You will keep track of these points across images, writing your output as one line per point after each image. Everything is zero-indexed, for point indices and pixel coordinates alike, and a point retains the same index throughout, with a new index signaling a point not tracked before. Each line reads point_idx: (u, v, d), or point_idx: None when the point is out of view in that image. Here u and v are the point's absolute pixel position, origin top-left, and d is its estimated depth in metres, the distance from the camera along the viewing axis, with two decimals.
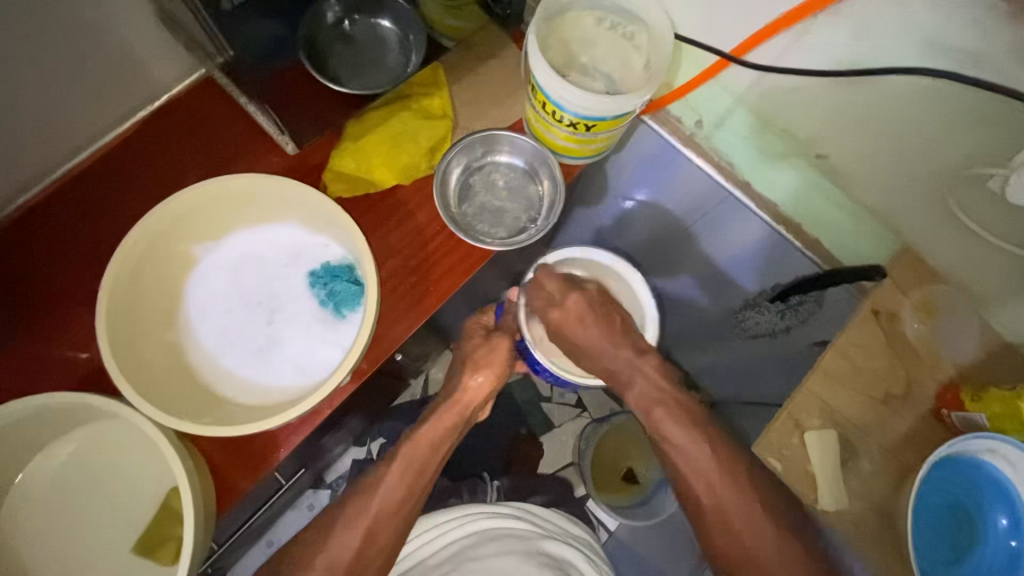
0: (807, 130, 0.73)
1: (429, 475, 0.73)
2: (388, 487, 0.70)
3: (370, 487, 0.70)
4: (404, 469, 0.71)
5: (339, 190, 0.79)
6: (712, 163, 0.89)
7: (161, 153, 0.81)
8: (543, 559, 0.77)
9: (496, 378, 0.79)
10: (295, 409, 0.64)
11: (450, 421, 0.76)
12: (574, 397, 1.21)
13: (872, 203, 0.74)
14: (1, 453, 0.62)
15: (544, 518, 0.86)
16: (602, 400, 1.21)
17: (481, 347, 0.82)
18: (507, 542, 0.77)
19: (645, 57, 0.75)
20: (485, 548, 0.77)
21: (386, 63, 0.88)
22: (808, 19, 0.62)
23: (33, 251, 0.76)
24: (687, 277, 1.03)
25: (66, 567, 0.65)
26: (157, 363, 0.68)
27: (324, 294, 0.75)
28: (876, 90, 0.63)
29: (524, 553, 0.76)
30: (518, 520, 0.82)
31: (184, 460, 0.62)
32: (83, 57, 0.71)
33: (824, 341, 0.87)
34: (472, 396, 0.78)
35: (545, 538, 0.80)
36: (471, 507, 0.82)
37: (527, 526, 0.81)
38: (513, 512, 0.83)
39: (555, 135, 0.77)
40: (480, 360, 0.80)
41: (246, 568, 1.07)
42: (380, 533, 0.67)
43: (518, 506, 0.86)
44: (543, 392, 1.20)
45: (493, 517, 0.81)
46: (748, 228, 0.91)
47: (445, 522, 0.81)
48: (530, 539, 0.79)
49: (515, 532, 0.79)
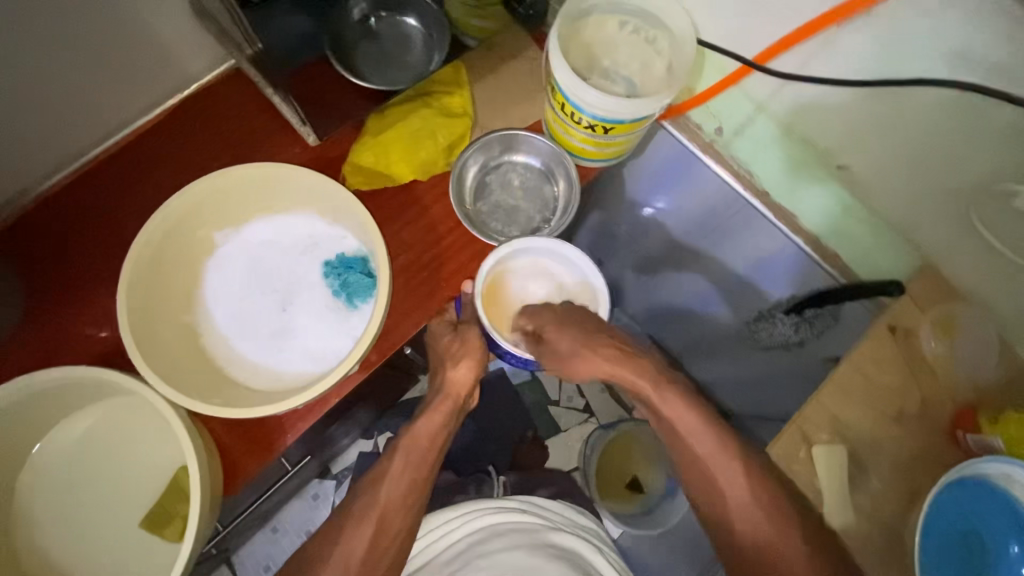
0: (828, 143, 0.72)
1: (432, 461, 0.73)
2: (393, 474, 0.70)
3: (379, 474, 0.71)
4: (406, 457, 0.72)
5: (355, 183, 0.80)
6: (731, 171, 0.87)
7: (187, 140, 0.83)
8: (550, 551, 0.77)
9: (479, 366, 0.75)
10: (303, 396, 0.65)
11: (442, 413, 0.74)
12: (581, 401, 1.21)
13: (892, 218, 0.72)
14: (21, 425, 0.64)
15: (549, 509, 0.86)
16: (610, 406, 1.21)
17: (450, 339, 0.76)
18: (513, 537, 0.77)
19: (666, 61, 0.75)
20: (493, 543, 0.77)
21: (410, 62, 0.86)
22: (832, 27, 0.61)
23: (61, 231, 0.78)
24: (700, 278, 1.02)
25: (79, 539, 0.67)
26: (173, 343, 0.70)
27: (338, 284, 0.76)
28: (900, 104, 0.62)
29: (533, 546, 0.76)
30: (523, 514, 0.81)
31: (194, 438, 0.64)
32: (119, 45, 0.74)
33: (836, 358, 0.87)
34: (457, 386, 0.75)
35: (551, 530, 0.81)
36: (480, 504, 0.82)
37: (534, 520, 0.81)
38: (520, 505, 0.83)
39: (572, 137, 0.78)
40: (457, 353, 0.75)
41: (251, 553, 1.09)
42: (393, 515, 0.68)
43: (524, 499, 0.86)
44: (551, 395, 1.21)
45: (499, 513, 0.81)
46: (765, 239, 0.90)
47: (454, 519, 0.81)
48: (537, 531, 0.79)
49: (521, 526, 0.80)
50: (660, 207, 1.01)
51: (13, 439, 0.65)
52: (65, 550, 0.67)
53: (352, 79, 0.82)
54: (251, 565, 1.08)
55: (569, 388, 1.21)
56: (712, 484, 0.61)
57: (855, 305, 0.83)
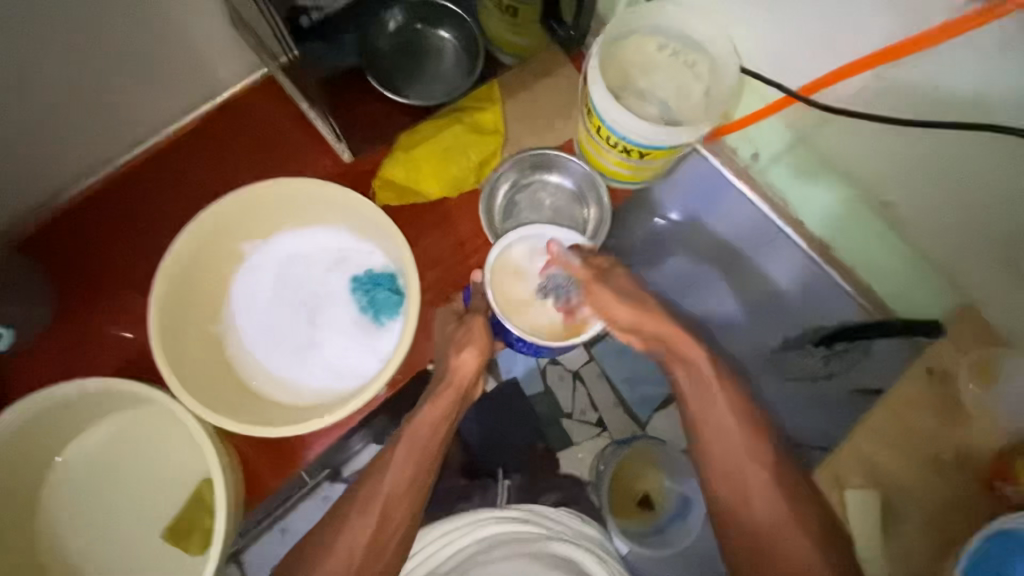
0: (870, 176, 0.70)
1: (436, 452, 0.69)
2: (394, 468, 0.67)
3: (380, 467, 0.68)
4: (410, 448, 0.68)
5: (386, 199, 0.80)
6: (763, 195, 0.86)
7: (219, 148, 0.83)
8: (548, 560, 0.75)
9: (486, 351, 0.72)
10: (327, 418, 0.65)
11: (446, 402, 0.70)
12: (594, 415, 1.12)
13: (933, 254, 0.70)
14: (47, 431, 0.65)
15: (552, 517, 0.82)
16: (623, 420, 1.12)
17: (456, 329, 0.75)
18: (513, 548, 0.76)
19: (705, 86, 0.74)
20: (491, 554, 0.76)
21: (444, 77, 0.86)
22: (882, 66, 0.59)
23: (92, 235, 0.79)
24: (728, 298, 0.95)
25: (99, 546, 0.67)
26: (201, 356, 0.70)
27: (365, 300, 0.75)
28: (952, 143, 0.59)
29: (531, 556, 0.75)
30: (523, 524, 0.78)
31: (219, 454, 0.64)
32: (154, 52, 0.73)
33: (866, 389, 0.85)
34: (461, 374, 0.72)
35: (551, 540, 0.77)
36: (481, 513, 0.79)
37: (534, 530, 0.78)
38: (523, 515, 0.80)
39: (606, 159, 0.77)
40: (460, 340, 0.73)
41: None
42: (394, 509, 0.66)
43: (528, 508, 0.82)
44: (564, 407, 1.11)
45: (499, 523, 0.78)
46: (796, 267, 0.88)
47: (457, 527, 0.79)
48: (535, 542, 0.77)
49: (520, 536, 0.77)
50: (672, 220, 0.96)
51: (39, 445, 0.65)
52: (87, 556, 0.67)
53: (387, 92, 0.82)
54: None
55: (582, 401, 1.12)
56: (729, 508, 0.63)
57: (890, 342, 0.81)
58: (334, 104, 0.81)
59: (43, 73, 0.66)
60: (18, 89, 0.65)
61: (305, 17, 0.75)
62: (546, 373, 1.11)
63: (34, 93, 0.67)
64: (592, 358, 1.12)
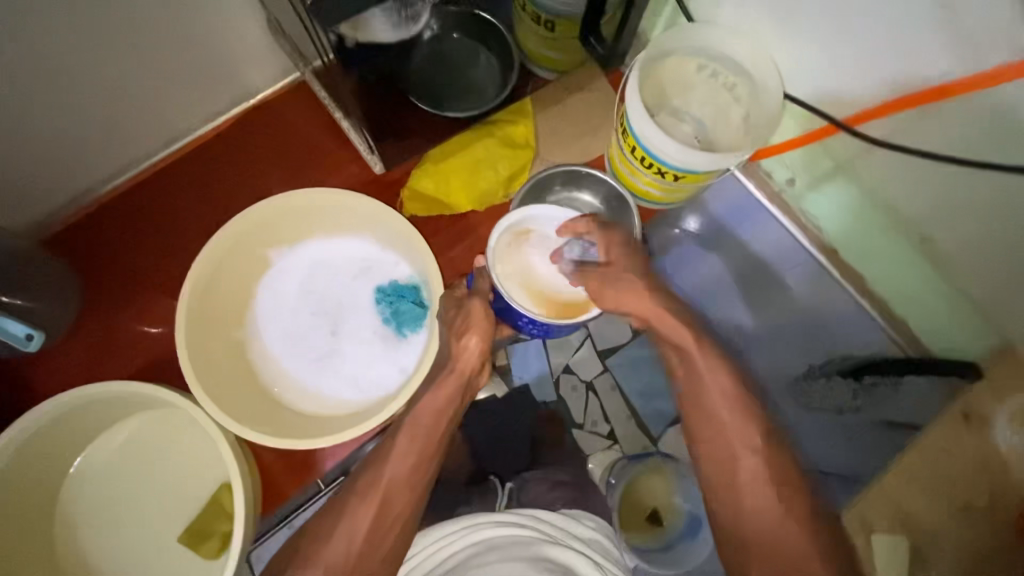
0: (911, 211, 0.67)
1: (440, 442, 0.65)
2: (395, 457, 0.63)
3: (381, 456, 0.64)
4: (412, 436, 0.64)
5: (414, 210, 0.81)
6: (799, 223, 0.85)
7: (252, 152, 0.83)
8: (544, 565, 0.69)
9: (489, 336, 0.67)
10: (348, 433, 0.65)
11: (448, 388, 0.66)
12: (606, 427, 1.04)
13: (974, 295, 0.68)
14: (70, 430, 0.65)
15: (548, 521, 0.76)
16: (635, 434, 1.03)
17: (455, 315, 0.68)
18: (509, 551, 0.70)
19: (744, 109, 0.74)
20: (485, 557, 0.70)
21: (483, 94, 0.84)
22: (933, 103, 0.57)
23: (123, 234, 0.80)
24: (750, 316, 0.90)
25: (117, 545, 0.68)
26: (226, 362, 0.70)
27: (388, 312, 0.75)
28: (1002, 185, 0.57)
29: (527, 560, 0.69)
30: (521, 528, 0.73)
31: (239, 462, 0.64)
32: (189, 55, 0.73)
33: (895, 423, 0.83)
34: (466, 361, 0.67)
35: (548, 545, 0.72)
36: (476, 517, 0.74)
37: (533, 534, 0.74)
38: (519, 520, 0.74)
39: (638, 179, 0.75)
40: (460, 327, 0.68)
41: None
42: (394, 499, 0.61)
43: (524, 512, 0.76)
44: (575, 418, 1.04)
45: (494, 525, 0.74)
46: (825, 295, 0.85)
47: (454, 531, 0.75)
48: (533, 544, 0.72)
49: (519, 539, 0.72)
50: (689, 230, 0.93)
51: (63, 443, 0.66)
52: (104, 555, 0.68)
53: (426, 109, 0.81)
54: None
55: (595, 412, 1.04)
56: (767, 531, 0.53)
57: (921, 380, 0.80)
58: (371, 120, 0.79)
59: (84, 76, 0.66)
60: (59, 90, 0.66)
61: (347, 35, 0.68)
62: (558, 382, 1.03)
63: (68, 93, 0.67)
64: (609, 368, 1.04)
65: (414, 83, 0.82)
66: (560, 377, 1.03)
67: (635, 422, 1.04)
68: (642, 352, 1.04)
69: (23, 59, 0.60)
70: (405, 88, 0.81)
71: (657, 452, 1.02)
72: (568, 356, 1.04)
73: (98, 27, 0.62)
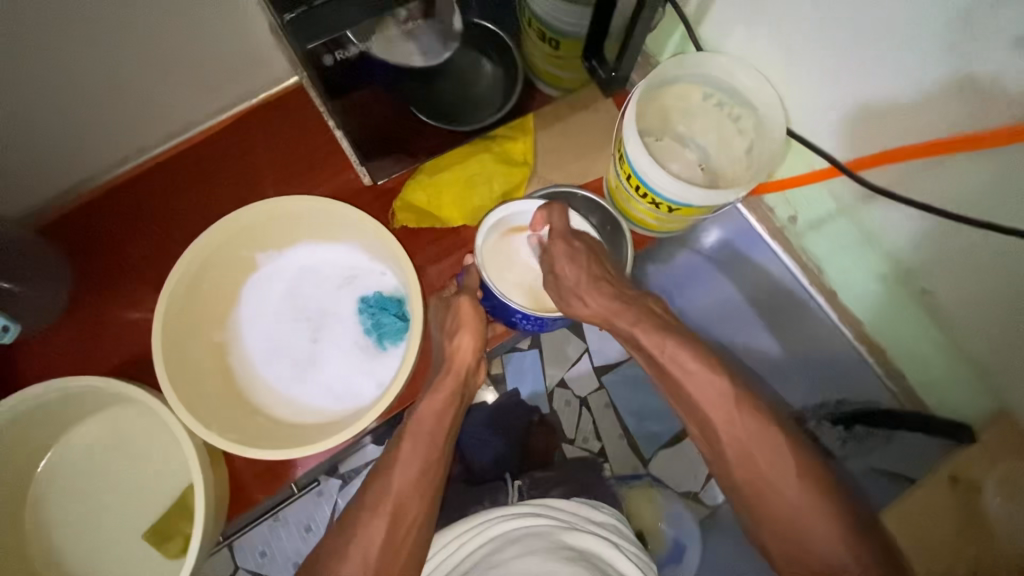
0: (915, 261, 0.65)
1: (442, 442, 0.64)
2: (402, 458, 0.61)
3: (386, 466, 0.62)
4: (415, 440, 0.63)
5: (403, 220, 0.80)
6: (800, 262, 0.82)
7: (250, 152, 0.83)
8: (568, 553, 0.54)
9: (480, 334, 0.71)
10: (316, 446, 0.63)
11: (447, 389, 0.68)
12: (597, 445, 1.02)
13: (975, 355, 0.64)
14: (44, 422, 0.66)
15: (560, 509, 0.64)
16: (624, 455, 1.01)
17: (445, 315, 0.73)
18: (527, 544, 0.56)
19: (749, 142, 0.71)
20: (503, 553, 0.56)
21: (479, 107, 0.76)
22: (937, 157, 0.55)
23: (116, 225, 0.80)
24: (743, 351, 0.89)
25: (87, 533, 0.70)
26: (203, 364, 0.70)
27: (370, 323, 0.74)
28: (1010, 245, 0.54)
29: (546, 550, 0.54)
30: (536, 517, 0.60)
31: (203, 463, 0.64)
32: (193, 54, 0.73)
33: (890, 475, 0.78)
34: (460, 360, 0.70)
35: (567, 532, 0.58)
36: (487, 513, 0.63)
37: (549, 522, 0.59)
38: (534, 509, 0.62)
39: (634, 207, 0.74)
40: (453, 325, 0.72)
41: (248, 539, 0.91)
42: (408, 505, 0.59)
43: (539, 501, 0.64)
44: (566, 433, 1.02)
45: (504, 519, 0.60)
46: (822, 338, 0.83)
47: (468, 531, 0.63)
48: (552, 534, 0.57)
49: (535, 530, 0.58)
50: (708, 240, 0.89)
51: (38, 433, 0.67)
52: (72, 542, 0.69)
53: (430, 122, 0.74)
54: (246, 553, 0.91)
55: (586, 428, 1.02)
56: (812, 559, 0.48)
57: (915, 436, 0.76)
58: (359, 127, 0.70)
59: (87, 73, 0.67)
60: (62, 86, 0.66)
61: (333, 54, 0.50)
62: (552, 396, 1.02)
63: (71, 87, 0.67)
64: (604, 386, 1.03)
65: (416, 93, 0.68)
66: (554, 391, 1.01)
67: (625, 442, 1.02)
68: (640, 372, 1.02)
69: (29, 55, 0.61)
70: (407, 97, 0.68)
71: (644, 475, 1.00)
72: (564, 370, 1.02)
73: (104, 28, 0.63)
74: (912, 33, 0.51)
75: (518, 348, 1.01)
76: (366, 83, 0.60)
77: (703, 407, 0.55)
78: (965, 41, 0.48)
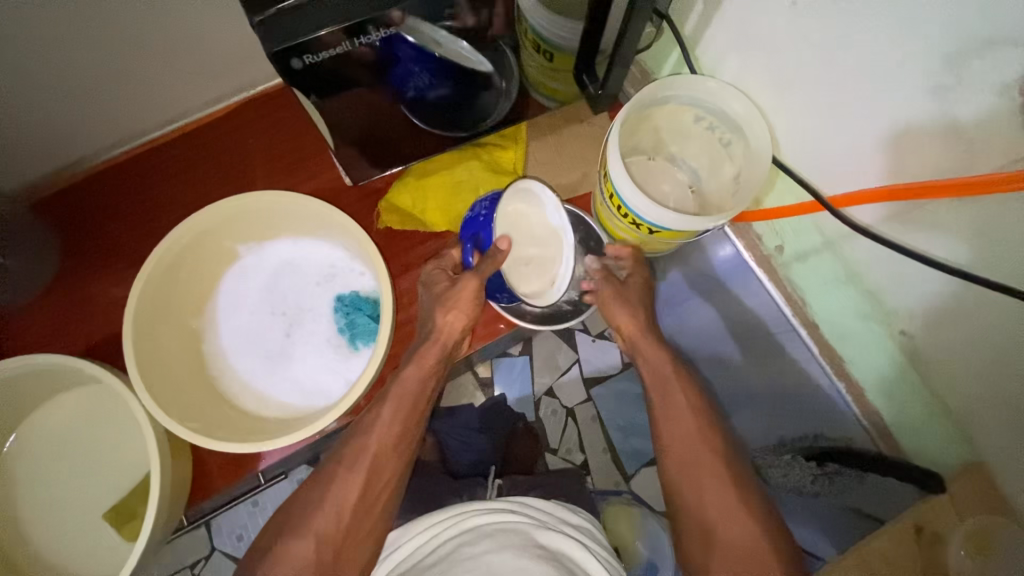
0: (896, 303, 0.63)
1: (422, 407, 0.70)
2: (384, 419, 0.67)
3: (366, 426, 0.67)
4: (397, 406, 0.68)
5: (388, 222, 0.81)
6: (785, 292, 0.80)
7: (243, 143, 0.84)
8: (538, 552, 0.51)
9: (471, 311, 0.70)
10: (276, 442, 0.63)
11: (431, 357, 0.71)
12: (580, 457, 0.97)
13: (952, 406, 0.63)
14: (17, 396, 0.70)
15: (534, 507, 0.60)
16: (606, 468, 0.97)
17: (443, 287, 0.72)
18: (499, 539, 0.52)
19: (737, 168, 0.70)
20: (474, 546, 0.52)
21: (481, 114, 0.74)
22: (923, 200, 0.54)
23: (106, 206, 0.81)
24: None
25: (53, 503, 0.73)
26: (175, 351, 0.71)
27: (344, 322, 0.75)
28: (989, 298, 0.52)
29: (517, 547, 0.50)
30: (508, 513, 0.56)
31: (161, 451, 0.64)
32: (191, 47, 0.74)
33: (878, 518, 0.76)
34: (447, 333, 0.71)
35: (540, 530, 0.55)
36: (466, 504, 0.59)
37: (523, 520, 0.56)
38: (509, 505, 0.58)
39: (618, 226, 0.72)
40: (448, 298, 0.70)
41: (223, 522, 0.87)
42: (383, 466, 0.66)
43: (514, 500, 0.60)
44: (550, 441, 0.97)
45: (478, 512, 0.57)
46: (803, 372, 0.82)
47: (443, 521, 0.58)
48: (525, 532, 0.54)
49: (508, 527, 0.54)
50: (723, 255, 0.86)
51: (14, 404, 0.70)
52: (36, 509, 0.73)
53: (421, 126, 0.72)
54: (222, 535, 0.87)
55: (570, 439, 0.97)
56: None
57: (886, 479, 0.75)
58: (362, 130, 0.69)
59: (80, 63, 0.68)
60: (54, 75, 0.67)
61: (302, 57, 0.49)
62: (538, 403, 0.98)
63: (66, 74, 0.68)
64: (592, 398, 0.98)
65: (424, 93, 0.64)
66: (542, 399, 0.98)
67: (609, 455, 0.97)
68: (630, 386, 0.98)
69: (22, 45, 0.62)
70: (410, 97, 0.64)
71: (625, 491, 0.95)
72: (554, 378, 0.98)
73: (97, 21, 0.64)
74: (899, 78, 0.50)
75: (508, 352, 0.98)
76: (357, 85, 0.57)
77: (677, 424, 0.69)
78: (949, 90, 0.47)
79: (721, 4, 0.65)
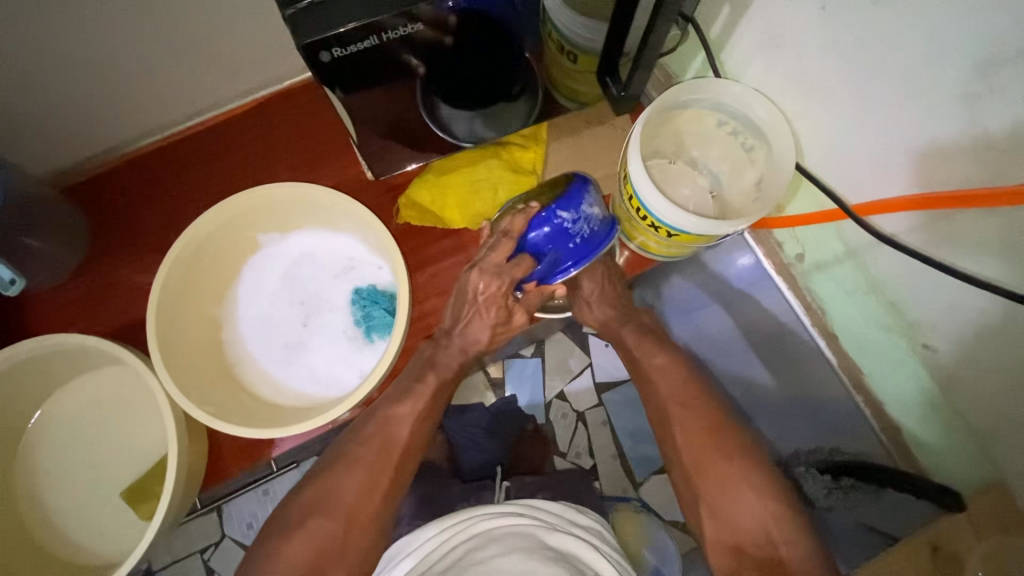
0: (920, 317, 0.62)
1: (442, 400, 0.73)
2: (404, 412, 0.70)
3: (389, 416, 0.69)
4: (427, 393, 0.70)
5: (407, 217, 0.82)
6: (805, 301, 0.80)
7: (268, 136, 0.85)
8: (548, 554, 0.51)
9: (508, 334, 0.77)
10: (288, 429, 0.64)
11: (455, 356, 0.74)
12: (589, 462, 0.96)
13: (974, 424, 0.62)
14: (41, 375, 0.72)
15: (543, 509, 0.60)
16: (615, 474, 0.96)
17: (500, 322, 0.74)
18: (509, 542, 0.52)
19: (759, 173, 0.69)
20: (484, 551, 0.51)
21: (509, 125, 0.78)
22: (951, 211, 0.52)
23: (133, 194, 0.84)
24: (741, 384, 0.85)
25: (69, 482, 0.75)
26: (194, 335, 0.72)
27: (360, 315, 0.76)
28: (1016, 314, 0.51)
29: (528, 550, 0.50)
30: (519, 516, 0.56)
31: (178, 432, 0.66)
32: (223, 41, 0.75)
33: (894, 537, 0.76)
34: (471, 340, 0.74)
35: (549, 534, 0.55)
36: (475, 508, 0.59)
37: (534, 522, 0.56)
38: (518, 509, 0.59)
39: (636, 229, 0.72)
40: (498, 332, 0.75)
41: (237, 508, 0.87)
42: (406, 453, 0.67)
43: (522, 503, 0.61)
44: (560, 445, 0.97)
45: (489, 516, 0.57)
46: (819, 383, 0.81)
47: (454, 526, 0.58)
48: (535, 534, 0.54)
49: (519, 529, 0.54)
50: (743, 264, 0.85)
51: (37, 383, 0.73)
52: (52, 488, 0.75)
53: (433, 126, 0.73)
54: (234, 524, 0.86)
55: (580, 442, 0.97)
56: None
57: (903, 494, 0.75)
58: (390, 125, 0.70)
59: (113, 53, 0.70)
60: (89, 64, 0.70)
61: (331, 50, 0.49)
62: (550, 406, 0.97)
63: (104, 63, 0.70)
64: (603, 403, 0.97)
65: None
66: (552, 401, 0.97)
67: (620, 461, 0.96)
68: None
69: (59, 34, 0.64)
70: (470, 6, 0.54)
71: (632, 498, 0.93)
72: (565, 382, 0.98)
73: (136, 15, 0.66)
74: (930, 86, 0.49)
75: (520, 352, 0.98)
76: (393, 67, 0.56)
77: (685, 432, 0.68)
78: (977, 98, 0.46)
79: (748, 9, 0.64)
